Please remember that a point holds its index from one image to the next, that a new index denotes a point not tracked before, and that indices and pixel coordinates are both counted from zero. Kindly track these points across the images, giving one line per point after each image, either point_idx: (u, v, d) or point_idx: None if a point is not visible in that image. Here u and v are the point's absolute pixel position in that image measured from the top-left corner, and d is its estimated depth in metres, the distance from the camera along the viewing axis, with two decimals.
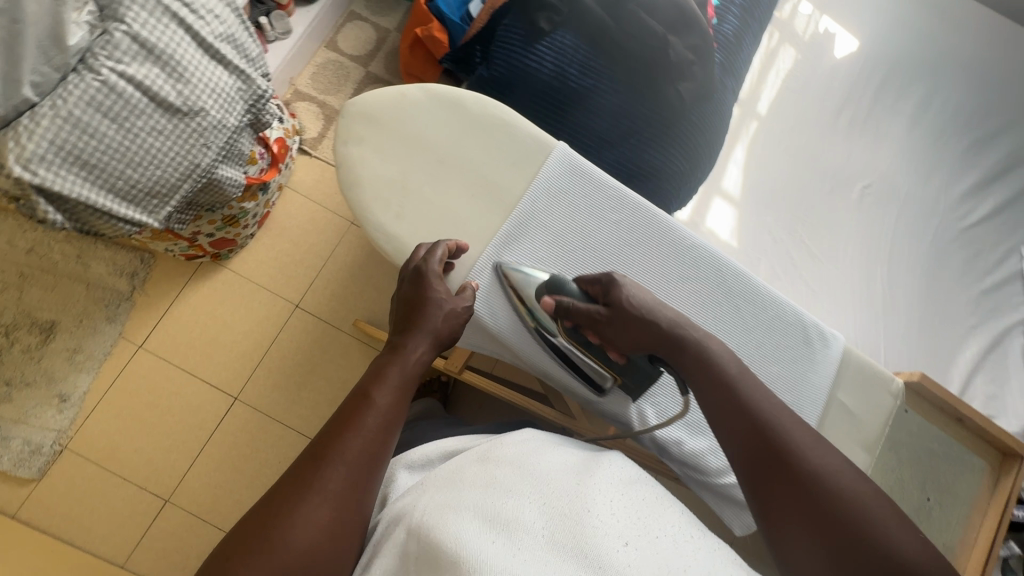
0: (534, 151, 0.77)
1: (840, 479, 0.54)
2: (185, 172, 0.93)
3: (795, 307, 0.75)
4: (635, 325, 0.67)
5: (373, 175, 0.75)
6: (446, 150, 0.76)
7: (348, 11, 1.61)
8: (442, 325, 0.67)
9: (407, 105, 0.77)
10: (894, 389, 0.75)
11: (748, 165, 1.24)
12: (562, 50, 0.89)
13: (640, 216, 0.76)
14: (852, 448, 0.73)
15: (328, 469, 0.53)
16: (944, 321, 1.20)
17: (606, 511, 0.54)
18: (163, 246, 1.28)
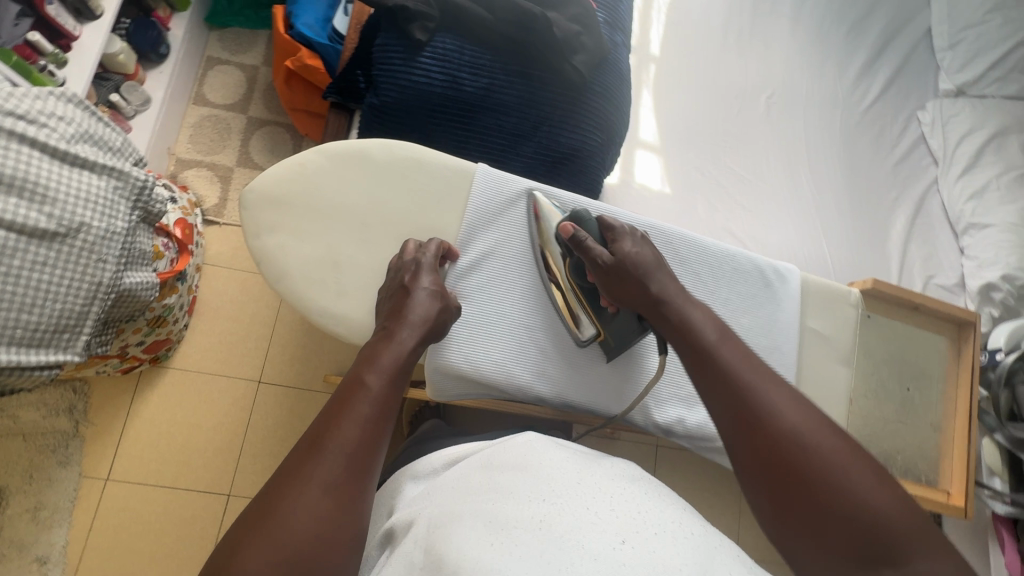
0: (456, 183, 0.74)
1: (815, 438, 0.51)
2: (88, 294, 0.83)
3: (747, 254, 0.77)
4: (630, 279, 0.67)
5: (300, 258, 0.69)
6: (366, 208, 0.71)
7: (206, 59, 1.48)
8: (428, 313, 0.62)
9: (307, 175, 0.71)
10: (853, 301, 0.79)
11: (658, 109, 1.24)
12: (446, 57, 0.84)
13: (578, 218, 0.76)
14: (832, 364, 0.78)
15: (323, 456, 0.47)
16: (872, 202, 1.27)
17: (604, 508, 0.50)
18: (94, 370, 1.17)
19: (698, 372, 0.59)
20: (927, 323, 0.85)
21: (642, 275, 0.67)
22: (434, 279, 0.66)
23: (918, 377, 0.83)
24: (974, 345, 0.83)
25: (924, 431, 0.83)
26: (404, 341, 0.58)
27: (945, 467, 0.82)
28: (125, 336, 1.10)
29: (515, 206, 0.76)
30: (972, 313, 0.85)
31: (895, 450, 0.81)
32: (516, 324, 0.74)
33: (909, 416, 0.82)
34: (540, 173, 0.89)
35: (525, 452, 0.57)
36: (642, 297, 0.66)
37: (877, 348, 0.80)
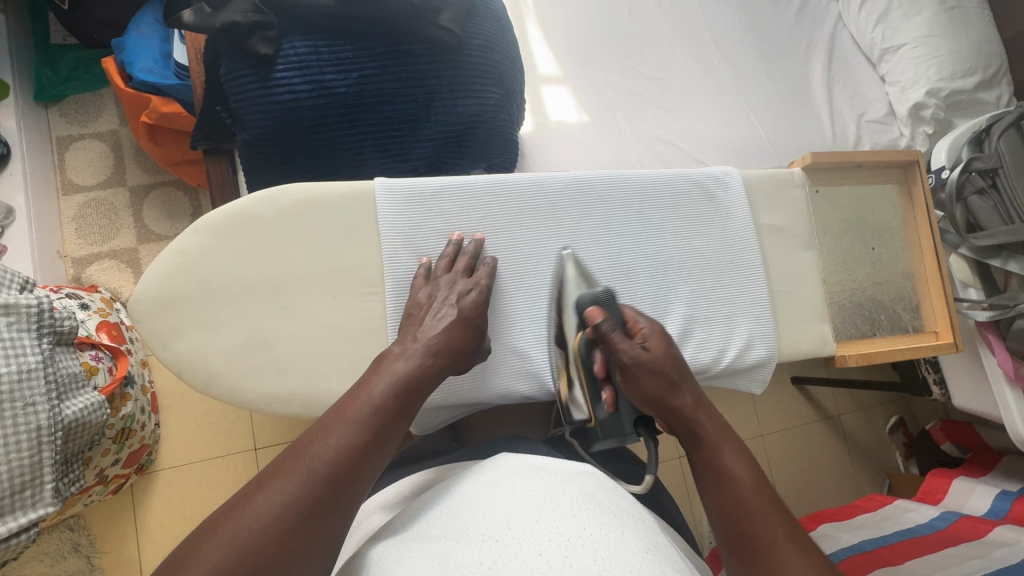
0: (355, 211, 0.65)
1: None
2: (32, 443, 0.82)
3: (681, 174, 0.75)
4: (655, 377, 0.60)
5: (222, 351, 0.61)
6: (274, 274, 0.63)
7: (57, 141, 1.31)
8: (438, 322, 0.60)
9: (194, 262, 0.61)
10: (797, 181, 0.78)
11: (549, 34, 1.15)
12: (304, 63, 0.74)
13: (497, 201, 0.69)
14: (795, 251, 0.77)
15: (305, 459, 0.48)
16: (785, 59, 1.24)
17: (555, 555, 0.48)
18: (81, 505, 1.10)
19: (715, 509, 0.53)
20: (873, 175, 0.84)
21: (670, 377, 0.60)
22: (466, 305, 0.62)
23: (880, 234, 0.83)
24: (922, 182, 0.82)
25: (897, 279, 0.84)
26: (415, 355, 0.57)
27: (928, 308, 0.83)
28: (96, 462, 1.03)
29: (432, 212, 0.67)
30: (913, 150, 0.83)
31: (875, 307, 0.82)
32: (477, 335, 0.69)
33: (882, 274, 0.83)
34: (449, 146, 0.83)
35: (490, 492, 0.58)
36: (663, 397, 0.59)
37: (830, 220, 0.81)
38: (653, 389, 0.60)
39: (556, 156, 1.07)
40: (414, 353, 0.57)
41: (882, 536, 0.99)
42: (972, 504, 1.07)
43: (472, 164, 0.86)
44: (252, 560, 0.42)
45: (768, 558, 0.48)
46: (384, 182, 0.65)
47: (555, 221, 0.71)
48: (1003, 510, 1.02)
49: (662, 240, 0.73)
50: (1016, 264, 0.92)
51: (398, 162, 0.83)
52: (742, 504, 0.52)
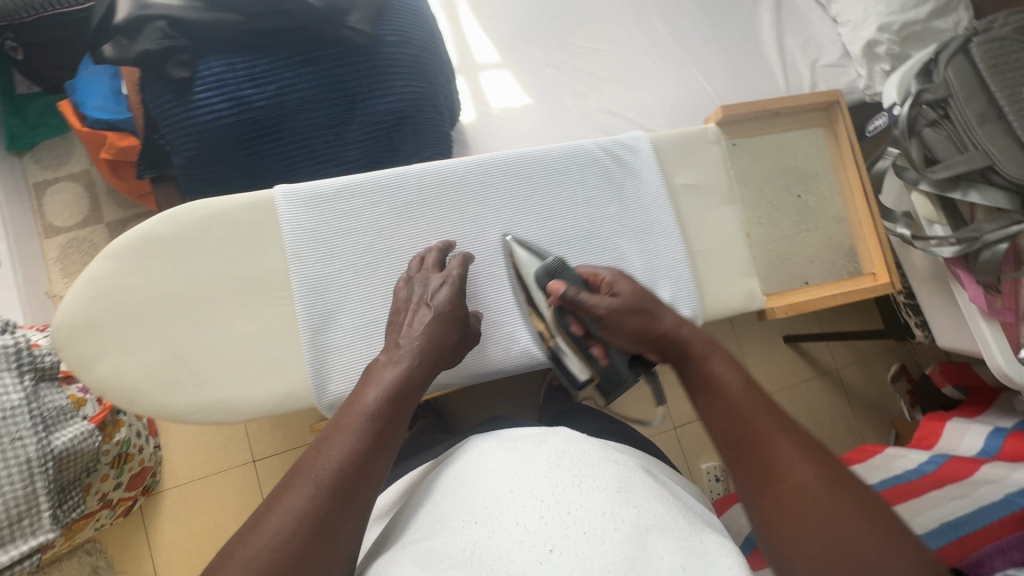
0: (259, 221, 0.65)
1: (815, 484, 0.45)
2: (24, 475, 0.87)
3: (588, 144, 0.75)
4: (641, 317, 0.62)
5: (142, 368, 0.62)
6: (184, 287, 0.63)
7: (34, 186, 1.36)
8: (431, 329, 0.62)
9: (105, 288, 0.62)
10: (712, 137, 0.78)
11: (483, 17, 1.13)
12: (220, 82, 0.75)
13: (403, 195, 0.69)
14: (718, 209, 0.77)
15: (313, 468, 0.50)
16: (731, 13, 1.20)
17: (533, 519, 0.51)
18: (92, 529, 1.16)
19: (711, 416, 0.55)
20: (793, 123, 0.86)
21: (648, 311, 0.63)
22: (445, 297, 0.63)
23: (804, 179, 0.85)
24: (843, 120, 0.84)
25: (831, 226, 0.85)
26: (403, 359, 0.59)
27: (864, 250, 0.84)
28: (97, 488, 1.08)
29: (335, 211, 0.67)
30: (834, 91, 0.84)
31: (808, 258, 0.83)
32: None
33: (810, 221, 0.84)
34: (379, 146, 0.84)
35: (466, 474, 0.60)
36: (647, 330, 0.62)
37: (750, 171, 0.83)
38: (638, 320, 0.62)
39: (501, 142, 1.07)
40: (401, 358, 0.59)
41: None
42: (965, 446, 1.05)
43: (404, 160, 0.86)
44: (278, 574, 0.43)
45: (765, 455, 0.49)
46: (284, 188, 0.65)
47: (462, 207, 0.71)
48: (995, 449, 0.99)
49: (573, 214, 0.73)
50: (976, 194, 0.86)
51: (330, 168, 0.84)
52: (737, 409, 0.53)
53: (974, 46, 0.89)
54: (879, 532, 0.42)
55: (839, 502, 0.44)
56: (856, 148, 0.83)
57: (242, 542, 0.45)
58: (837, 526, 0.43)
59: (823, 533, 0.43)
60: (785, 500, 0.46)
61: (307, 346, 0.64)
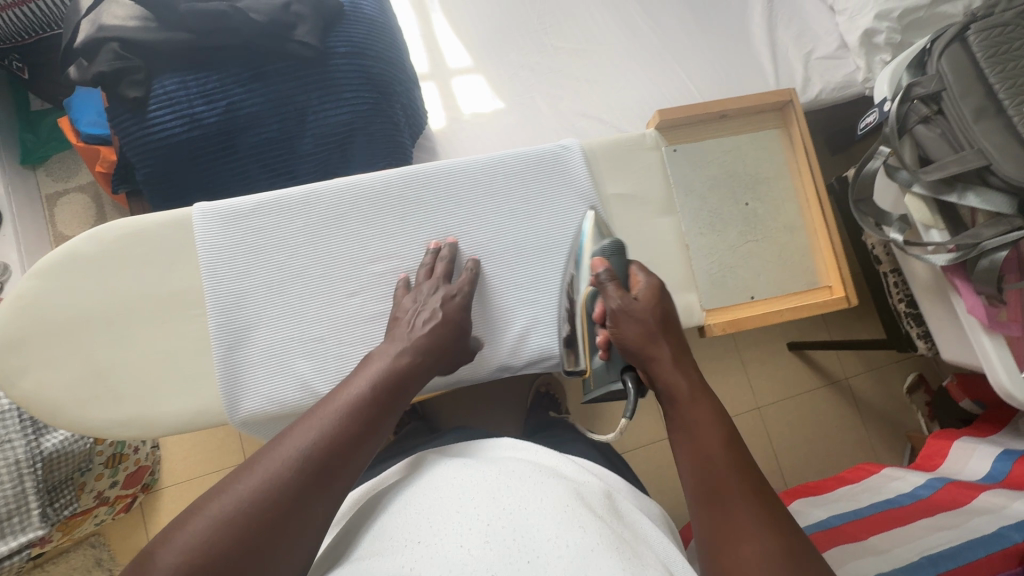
0: (176, 238, 0.67)
1: (784, 570, 0.40)
2: (14, 475, 0.93)
3: (518, 153, 0.74)
4: (644, 328, 0.58)
5: (61, 384, 0.63)
6: (100, 306, 0.65)
7: (46, 198, 1.43)
8: (437, 329, 0.61)
9: (29, 307, 0.63)
10: (650, 143, 0.78)
11: (456, 23, 1.11)
12: (174, 98, 0.77)
13: (319, 213, 0.69)
14: (654, 220, 0.78)
15: (292, 442, 0.48)
16: (719, 5, 1.14)
17: (477, 540, 0.46)
18: (92, 524, 1.22)
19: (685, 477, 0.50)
20: (744, 125, 0.86)
21: (654, 328, 0.58)
22: (446, 303, 0.64)
23: (754, 186, 0.84)
24: (797, 122, 0.83)
25: (785, 237, 0.84)
26: (404, 352, 0.58)
27: (819, 262, 0.84)
28: (92, 487, 1.12)
29: (250, 229, 0.68)
30: (787, 91, 0.84)
31: (755, 272, 0.82)
32: (302, 346, 0.67)
33: (757, 230, 0.83)
34: (334, 157, 0.84)
35: (412, 492, 0.55)
36: (639, 345, 0.57)
37: (693, 177, 0.82)
38: (635, 329, 0.58)
39: (472, 147, 1.06)
40: (401, 351, 0.58)
41: (856, 510, 0.91)
42: (971, 468, 0.97)
43: (359, 171, 0.86)
44: (232, 543, 0.42)
45: (731, 521, 0.44)
46: (201, 206, 0.67)
47: (379, 223, 0.70)
48: (1003, 473, 0.90)
49: (493, 228, 0.73)
50: (974, 197, 0.79)
51: (286, 181, 0.84)
52: (712, 472, 0.48)
53: (972, 34, 0.81)
54: None
55: None
56: (810, 150, 0.82)
57: (212, 500, 0.44)
58: None
59: None
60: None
61: (217, 361, 0.65)
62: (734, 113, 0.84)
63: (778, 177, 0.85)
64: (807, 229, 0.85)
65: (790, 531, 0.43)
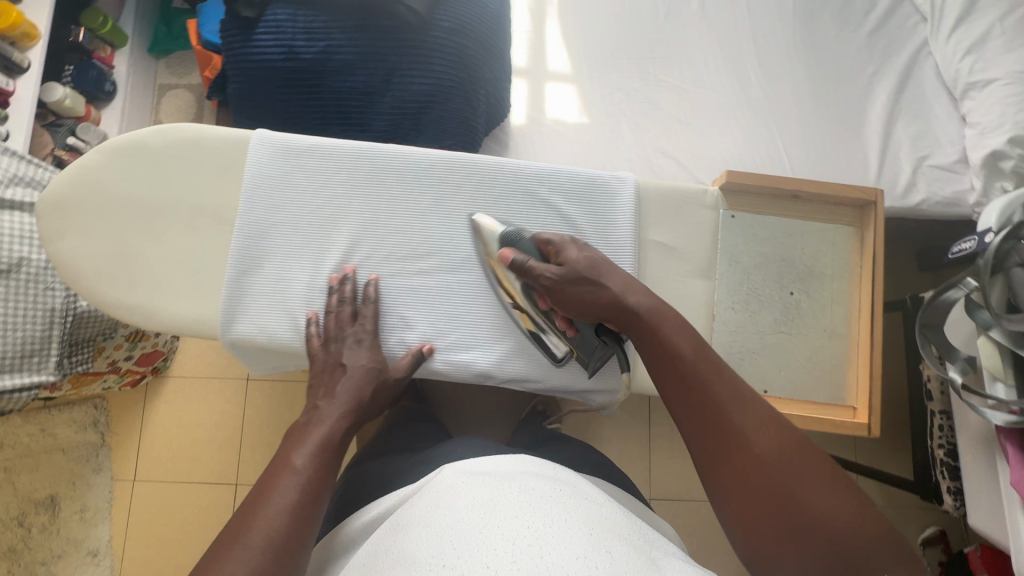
0: (232, 156, 0.70)
1: (777, 450, 0.54)
2: (46, 319, 1.01)
3: (569, 171, 0.72)
4: (587, 290, 0.64)
5: (91, 256, 0.68)
6: (148, 196, 0.69)
7: (159, 87, 1.55)
8: (356, 392, 0.65)
9: (83, 176, 0.68)
10: (710, 201, 0.74)
11: (568, 33, 1.11)
12: (280, 27, 0.81)
13: (366, 172, 0.71)
14: (688, 279, 0.73)
15: (246, 538, 0.51)
16: (841, 84, 1.08)
17: (503, 563, 0.47)
18: (99, 387, 1.31)
19: (682, 406, 0.60)
20: (816, 212, 0.81)
21: (590, 285, 0.64)
22: (370, 357, 0.68)
23: (804, 278, 0.80)
24: (874, 227, 0.78)
25: (819, 340, 0.79)
26: (323, 419, 0.62)
27: (851, 379, 0.78)
28: (108, 353, 1.21)
29: (299, 167, 0.71)
30: (873, 190, 0.78)
31: (778, 366, 0.78)
32: (309, 291, 0.70)
33: (792, 323, 0.79)
34: (405, 128, 0.86)
35: (433, 505, 0.56)
36: (595, 307, 0.64)
37: (740, 250, 0.78)
38: (577, 302, 0.64)
39: (544, 152, 1.05)
40: (324, 417, 0.63)
41: None
42: None
43: (425, 143, 0.87)
44: None
45: (726, 427, 0.57)
46: (262, 134, 0.70)
47: (420, 197, 0.72)
48: None
49: (522, 236, 0.72)
50: None
51: (356, 132, 0.87)
52: (701, 394, 0.59)
53: None
54: (822, 476, 0.53)
55: (790, 464, 0.54)
56: (875, 261, 0.77)
57: None
58: (791, 481, 0.53)
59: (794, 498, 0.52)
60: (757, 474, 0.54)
61: (225, 285, 0.69)
62: (807, 196, 0.80)
63: (834, 278, 0.80)
64: (848, 339, 0.79)
65: (761, 407, 0.57)
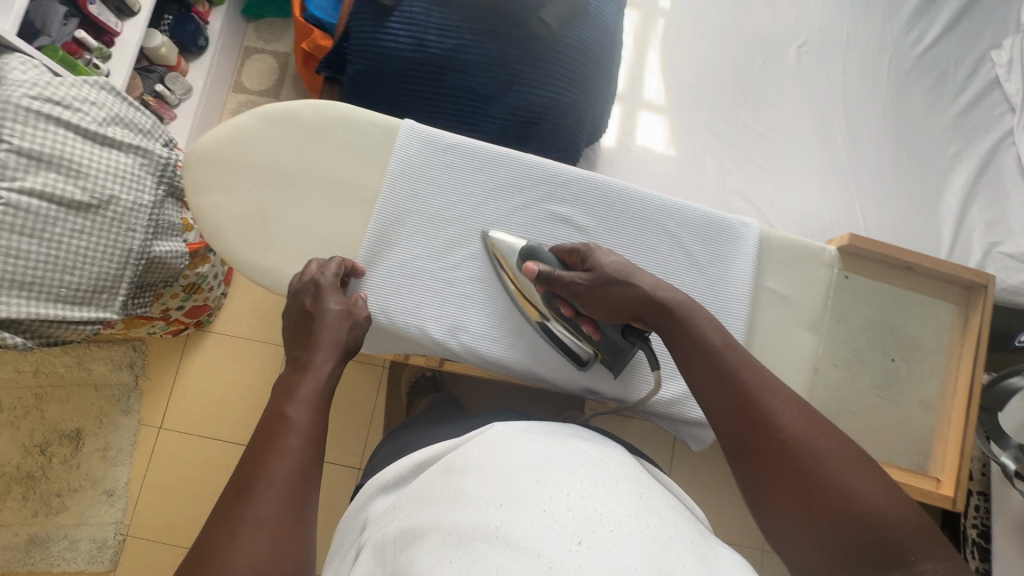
0: (379, 140, 0.75)
1: (804, 433, 0.56)
2: (122, 259, 1.02)
3: (699, 209, 0.75)
4: (618, 290, 0.65)
5: (234, 214, 0.73)
6: (296, 166, 0.74)
7: (245, 49, 1.58)
8: (336, 333, 0.66)
9: (239, 140, 0.74)
10: (827, 259, 0.77)
11: (666, 68, 1.14)
12: (414, 20, 0.84)
13: (508, 179, 0.75)
14: (797, 330, 0.76)
15: (256, 494, 0.52)
16: (922, 159, 1.10)
17: (557, 507, 0.56)
18: (145, 331, 1.33)
19: (707, 395, 0.61)
20: (925, 285, 0.84)
21: (620, 283, 0.65)
22: (340, 302, 0.68)
23: (906, 347, 0.82)
24: (982, 310, 0.80)
25: (913, 411, 0.82)
26: (311, 369, 0.63)
27: (939, 452, 0.81)
28: (164, 300, 1.23)
29: (443, 161, 0.75)
30: (986, 274, 0.81)
31: (872, 429, 0.81)
32: (432, 281, 0.74)
33: (890, 390, 0.82)
34: (513, 135, 0.88)
35: (489, 450, 0.64)
36: (627, 307, 0.65)
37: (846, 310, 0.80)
38: (610, 305, 0.66)
39: (629, 177, 1.07)
40: (313, 366, 0.63)
41: None
42: None
43: (530, 152, 0.89)
44: None
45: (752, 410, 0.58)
46: (411, 124, 0.75)
47: (545, 208, 0.75)
48: None
49: (641, 263, 0.75)
50: None
51: (464, 131, 0.88)
52: (727, 379, 0.60)
53: None
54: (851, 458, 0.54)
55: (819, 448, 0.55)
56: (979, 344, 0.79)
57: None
58: (820, 463, 0.54)
59: (824, 479, 0.53)
60: (785, 456, 0.55)
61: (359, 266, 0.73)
62: (919, 269, 0.82)
63: (932, 352, 0.82)
64: (940, 414, 0.82)
65: (787, 394, 0.59)
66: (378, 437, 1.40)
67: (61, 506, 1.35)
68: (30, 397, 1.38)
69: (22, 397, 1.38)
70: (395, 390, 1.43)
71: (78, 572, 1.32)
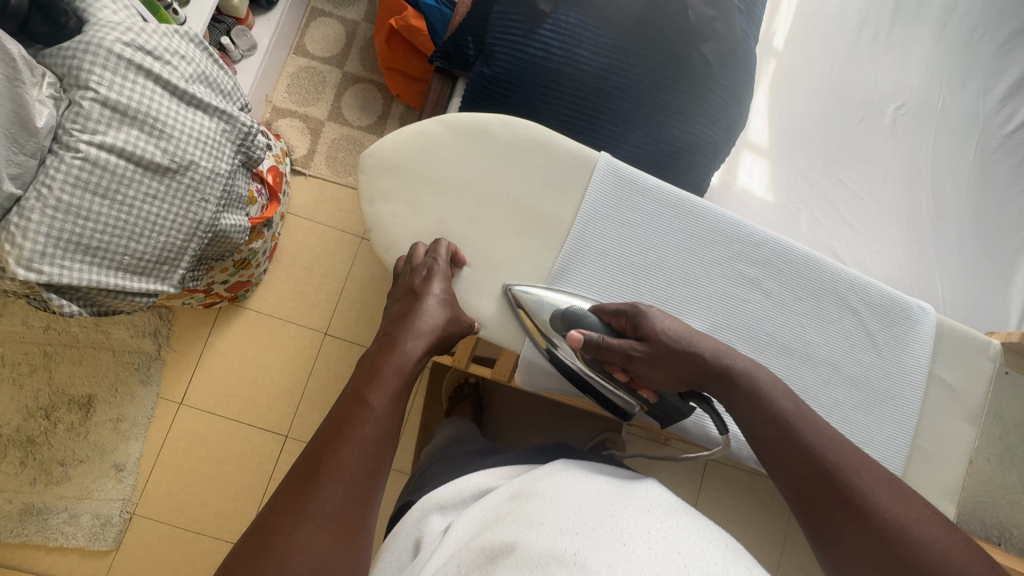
0: (568, 167, 0.78)
1: (897, 515, 0.57)
2: (190, 231, 0.93)
3: (885, 289, 0.79)
4: (679, 357, 0.69)
5: (409, 225, 0.78)
6: (479, 184, 0.78)
7: (311, 10, 1.47)
8: (436, 326, 0.68)
9: (429, 150, 0.78)
10: (992, 353, 0.81)
11: (769, 113, 1.15)
12: (568, 32, 0.80)
13: (697, 238, 0.78)
14: (956, 422, 0.81)
15: (324, 476, 0.51)
16: (998, 238, 1.14)
17: (608, 526, 0.52)
18: (181, 302, 1.23)
19: (779, 469, 0.64)
20: None
21: (678, 353, 0.69)
22: (445, 287, 0.71)
23: None
24: None
25: None
26: (400, 352, 0.64)
27: None
28: (213, 273, 1.14)
29: (636, 205, 0.77)
30: None
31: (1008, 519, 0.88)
32: None
33: None
34: (644, 165, 0.84)
35: (557, 480, 0.60)
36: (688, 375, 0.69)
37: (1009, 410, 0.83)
38: (673, 373, 0.69)
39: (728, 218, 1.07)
40: (404, 352, 0.64)
41: None
42: None
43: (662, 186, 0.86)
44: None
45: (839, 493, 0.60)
46: (609, 159, 0.77)
47: (726, 265, 0.78)
48: None
49: (820, 335, 0.78)
50: None
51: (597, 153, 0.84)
52: (810, 462, 0.62)
53: None
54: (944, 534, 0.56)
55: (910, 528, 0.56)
56: None
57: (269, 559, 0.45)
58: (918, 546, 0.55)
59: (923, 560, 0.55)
60: (883, 542, 0.56)
61: (531, 355, 0.76)
62: None
63: None
64: None
65: (877, 474, 0.61)
66: (413, 440, 1.33)
67: (63, 476, 1.25)
68: (38, 355, 1.28)
69: (29, 354, 1.28)
70: (434, 391, 1.36)
71: (77, 549, 1.23)
